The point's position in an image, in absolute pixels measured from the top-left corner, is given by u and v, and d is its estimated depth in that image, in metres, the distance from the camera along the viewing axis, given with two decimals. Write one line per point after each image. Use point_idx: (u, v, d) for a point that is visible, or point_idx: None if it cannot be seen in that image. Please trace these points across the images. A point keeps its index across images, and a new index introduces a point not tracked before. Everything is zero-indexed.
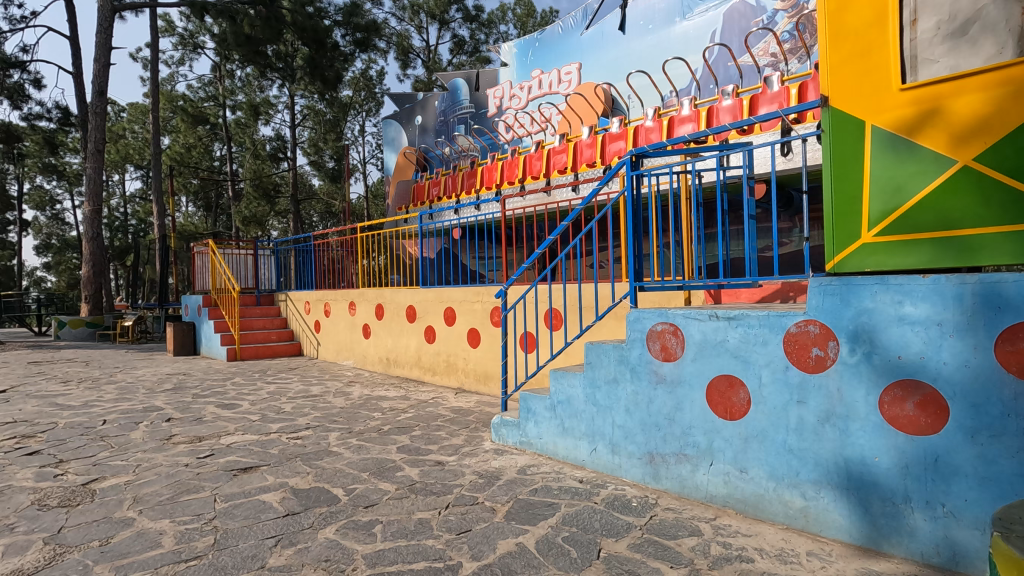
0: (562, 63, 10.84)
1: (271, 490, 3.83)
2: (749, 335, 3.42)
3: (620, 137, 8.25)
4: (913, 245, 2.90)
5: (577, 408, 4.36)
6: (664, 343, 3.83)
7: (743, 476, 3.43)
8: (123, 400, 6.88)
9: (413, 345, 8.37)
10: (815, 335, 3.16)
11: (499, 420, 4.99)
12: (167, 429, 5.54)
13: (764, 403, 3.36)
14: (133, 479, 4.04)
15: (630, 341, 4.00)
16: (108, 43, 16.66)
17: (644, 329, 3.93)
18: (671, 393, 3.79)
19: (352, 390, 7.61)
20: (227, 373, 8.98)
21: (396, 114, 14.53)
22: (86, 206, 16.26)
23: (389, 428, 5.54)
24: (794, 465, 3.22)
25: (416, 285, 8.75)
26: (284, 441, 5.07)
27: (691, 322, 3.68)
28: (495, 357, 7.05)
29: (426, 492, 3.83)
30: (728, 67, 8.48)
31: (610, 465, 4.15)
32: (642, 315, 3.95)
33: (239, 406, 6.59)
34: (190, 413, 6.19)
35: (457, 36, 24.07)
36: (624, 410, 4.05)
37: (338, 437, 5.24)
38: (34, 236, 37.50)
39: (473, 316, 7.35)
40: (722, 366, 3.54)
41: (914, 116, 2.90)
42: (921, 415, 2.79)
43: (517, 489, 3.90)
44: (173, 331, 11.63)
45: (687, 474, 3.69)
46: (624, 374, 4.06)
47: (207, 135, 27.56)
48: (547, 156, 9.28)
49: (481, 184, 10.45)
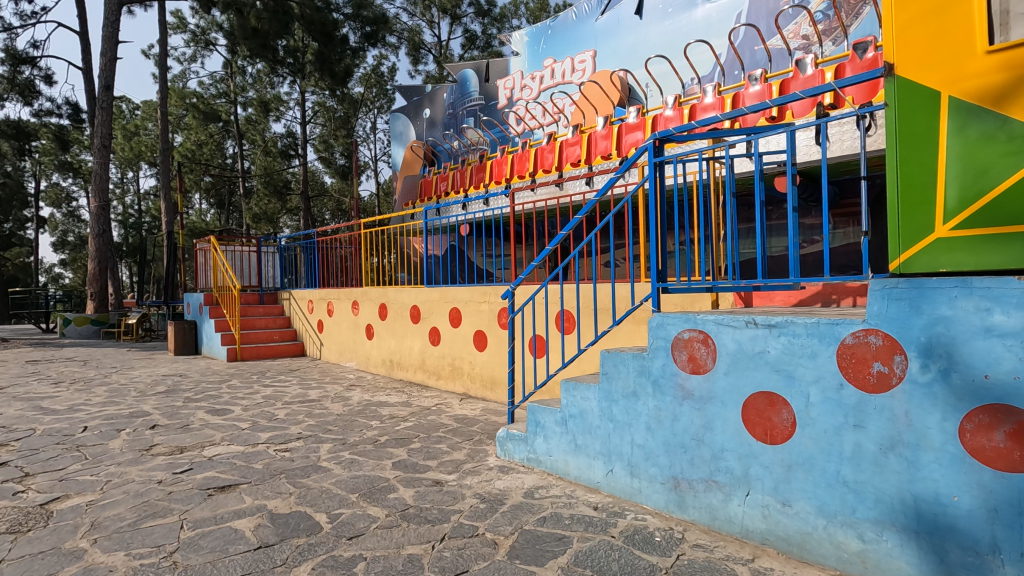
0: (576, 51, 10.32)
1: (246, 514, 3.41)
2: (794, 346, 2.93)
3: (637, 128, 7.75)
4: (1003, 240, 2.39)
5: (591, 423, 3.90)
6: (691, 353, 3.35)
7: (786, 511, 2.95)
8: (111, 404, 6.54)
9: (417, 347, 7.95)
10: (876, 348, 2.66)
11: (505, 434, 4.54)
12: (149, 438, 5.17)
13: (812, 426, 2.87)
14: (98, 499, 3.65)
15: (653, 350, 3.53)
16: (115, 37, 16.44)
17: (668, 337, 3.45)
18: (700, 410, 3.31)
19: (352, 395, 7.19)
20: (224, 375, 8.61)
21: (404, 108, 14.13)
22: (93, 203, 16.12)
23: (386, 439, 5.11)
24: (850, 501, 2.73)
25: (421, 284, 8.30)
26: (271, 454, 4.67)
27: (723, 330, 3.20)
28: (502, 361, 6.61)
29: (420, 519, 3.39)
30: (755, 51, 7.89)
31: (628, 489, 3.67)
32: (666, 320, 3.47)
33: (230, 412, 6.20)
34: (177, 420, 5.81)
35: (468, 31, 23.56)
36: (645, 428, 3.57)
37: (330, 449, 4.83)
38: (49, 233, 37.73)
39: (480, 317, 6.91)
40: (761, 382, 3.06)
41: (1006, 83, 2.37)
42: (1014, 448, 2.28)
43: (523, 517, 3.44)
44: (173, 330, 11.33)
45: (718, 504, 3.20)
46: (644, 388, 3.59)
47: (218, 132, 27.45)
48: (559, 148, 8.78)
49: (491, 178, 10.01)
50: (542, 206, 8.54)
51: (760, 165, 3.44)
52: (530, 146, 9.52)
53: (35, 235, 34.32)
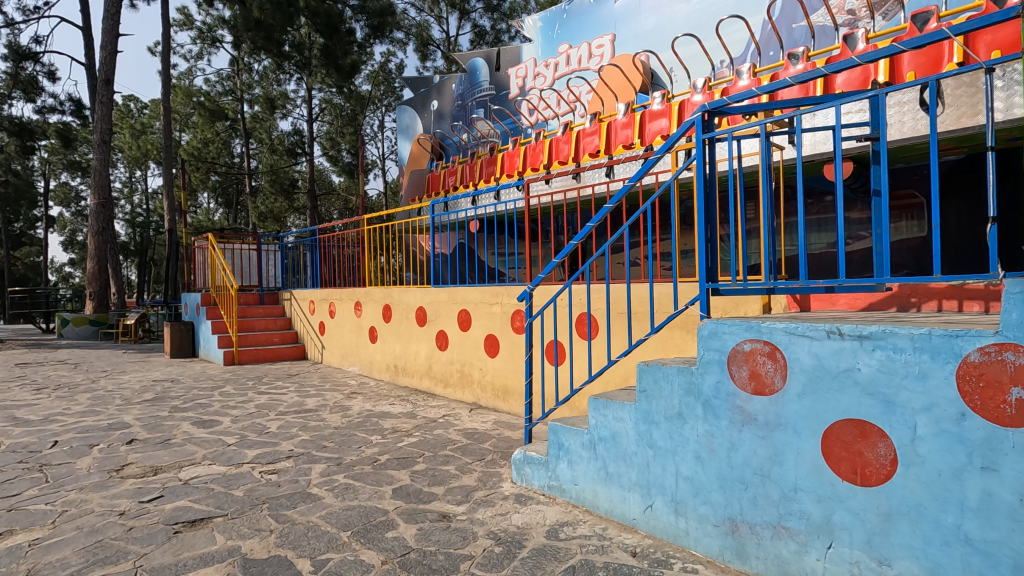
0: (593, 35, 9.71)
1: (214, 561, 2.84)
2: (894, 363, 2.31)
3: (662, 115, 7.09)
4: None
5: (626, 449, 3.30)
6: (754, 368, 2.74)
7: (883, 572, 2.35)
8: (91, 413, 6.01)
9: (424, 352, 7.37)
10: (1015, 369, 2.03)
11: (522, 456, 3.96)
12: (123, 455, 4.63)
13: (920, 465, 2.25)
14: (44, 537, 3.11)
15: (704, 364, 2.92)
16: (116, 29, 16.03)
17: (724, 349, 2.85)
18: (764, 439, 2.71)
19: (352, 405, 6.62)
20: (218, 381, 8.07)
21: (411, 100, 13.60)
22: (93, 200, 15.69)
23: (387, 459, 4.54)
24: (975, 564, 2.12)
25: (427, 283, 7.73)
26: (256, 477, 4.11)
27: (796, 342, 2.60)
28: (516, 369, 6.01)
29: (422, 569, 2.81)
30: (793, 28, 7.23)
31: (672, 530, 3.07)
32: (722, 327, 2.86)
33: (218, 425, 5.65)
34: (158, 434, 5.27)
35: (478, 27, 22.88)
36: (694, 457, 2.97)
37: (323, 471, 4.26)
38: (59, 232, 37.65)
39: (491, 320, 6.33)
40: (848, 407, 2.45)
41: None
42: None
43: (547, 566, 2.84)
44: (169, 331, 10.83)
45: (790, 556, 2.60)
46: (692, 410, 2.98)
47: (224, 130, 27.05)
48: (575, 139, 8.17)
49: (502, 172, 9.43)
50: (558, 199, 7.94)
51: (842, 141, 2.73)
52: (544, 137, 8.89)
53: (45, 233, 34.24)
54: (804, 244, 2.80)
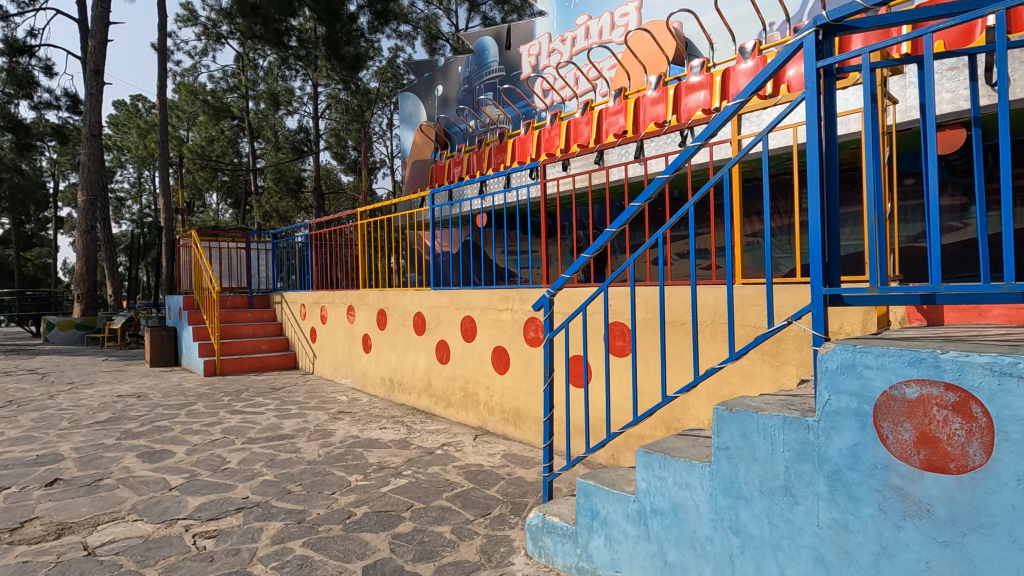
0: (616, 3, 8.70)
1: None
2: None
3: (701, 87, 6.04)
4: None
5: (697, 532, 2.23)
6: (924, 429, 1.68)
7: None
8: (24, 441, 5.07)
9: (422, 365, 6.35)
10: None
11: (540, 522, 2.89)
12: (31, 506, 3.64)
13: None
14: None
15: (834, 420, 1.85)
16: (107, 17, 15.15)
17: (867, 393, 1.78)
18: (949, 546, 1.64)
19: (336, 429, 5.61)
20: (190, 397, 7.11)
21: (415, 86, 12.60)
22: (82, 199, 14.88)
23: (365, 512, 3.52)
24: None
25: (426, 285, 6.67)
26: (187, 544, 3.09)
27: (1010, 386, 1.53)
28: (529, 388, 4.98)
29: None
30: None
31: None
32: (868, 359, 1.78)
33: (169, 457, 4.65)
34: (92, 471, 4.29)
35: (488, 19, 21.76)
36: (815, 558, 1.91)
37: (278, 533, 3.24)
38: (68, 233, 37.38)
39: (500, 330, 5.29)
40: None
41: None
42: None
43: None
44: (150, 337, 9.93)
45: None
46: (812, 483, 1.90)
47: (228, 129, 26.33)
48: (597, 120, 7.15)
49: (512, 159, 8.42)
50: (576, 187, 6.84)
51: None
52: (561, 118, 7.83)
53: (53, 233, 34.08)
54: (1012, 220, 1.68)
